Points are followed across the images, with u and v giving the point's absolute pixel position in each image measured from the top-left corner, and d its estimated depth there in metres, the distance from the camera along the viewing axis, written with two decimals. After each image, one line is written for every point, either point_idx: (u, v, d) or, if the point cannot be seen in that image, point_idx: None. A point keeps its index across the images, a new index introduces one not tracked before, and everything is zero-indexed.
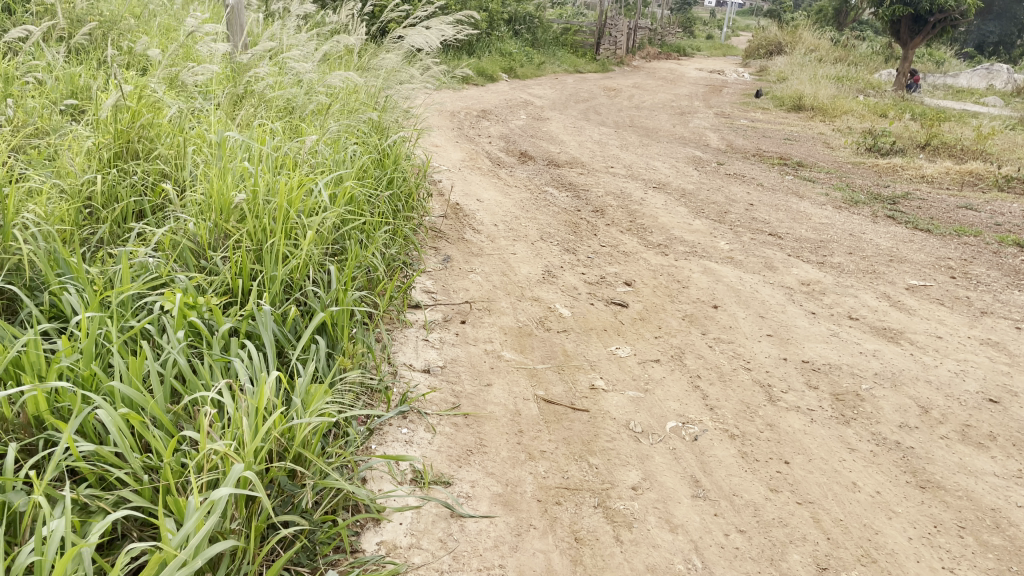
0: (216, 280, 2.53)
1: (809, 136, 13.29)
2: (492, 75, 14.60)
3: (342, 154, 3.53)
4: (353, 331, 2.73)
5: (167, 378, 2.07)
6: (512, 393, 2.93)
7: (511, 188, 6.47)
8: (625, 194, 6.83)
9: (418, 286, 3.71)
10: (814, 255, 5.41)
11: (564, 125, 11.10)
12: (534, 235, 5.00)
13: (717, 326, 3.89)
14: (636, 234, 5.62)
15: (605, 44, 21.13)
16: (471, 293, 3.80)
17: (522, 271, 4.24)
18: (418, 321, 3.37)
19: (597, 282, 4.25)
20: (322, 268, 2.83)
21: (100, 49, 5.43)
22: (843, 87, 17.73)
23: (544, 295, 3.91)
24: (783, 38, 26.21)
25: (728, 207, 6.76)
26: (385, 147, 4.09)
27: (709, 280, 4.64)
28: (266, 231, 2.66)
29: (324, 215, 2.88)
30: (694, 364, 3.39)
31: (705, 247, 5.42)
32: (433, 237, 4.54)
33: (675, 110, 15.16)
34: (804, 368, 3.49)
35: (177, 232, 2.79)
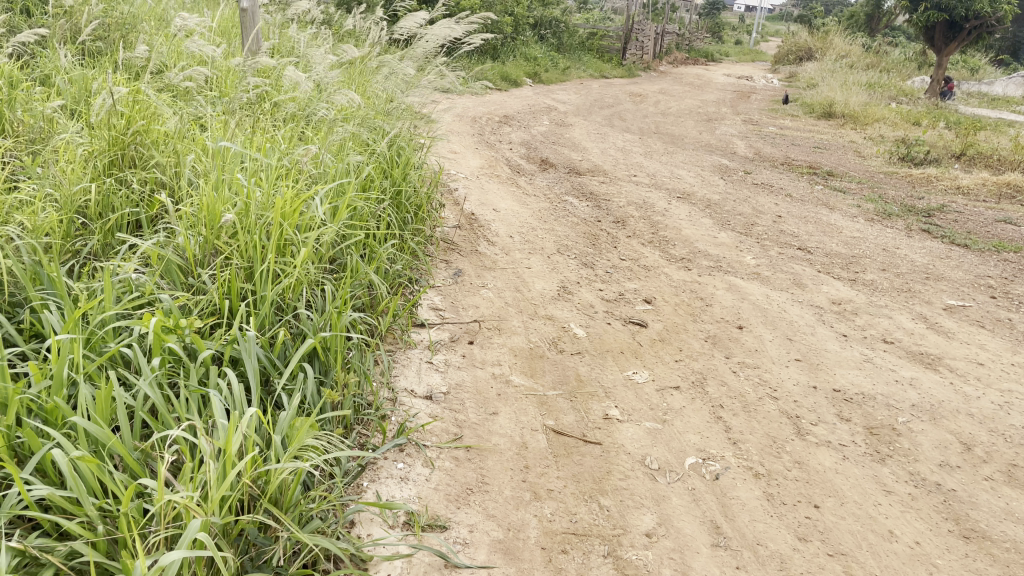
0: (201, 300, 2.35)
1: (839, 145, 12.97)
2: (516, 79, 14.43)
3: (345, 164, 3.37)
4: (348, 357, 2.55)
5: (137, 411, 1.90)
6: (519, 422, 2.73)
7: (529, 198, 6.28)
8: (648, 204, 6.62)
9: (425, 303, 3.53)
10: (845, 272, 5.16)
11: (587, 132, 10.89)
12: (551, 247, 4.80)
13: (741, 349, 3.67)
14: (658, 247, 5.41)
15: (631, 49, 20.91)
16: (481, 311, 3.61)
17: (536, 287, 4.05)
18: (423, 342, 3.18)
19: (615, 300, 4.04)
20: (317, 287, 2.66)
21: (111, 52, 5.32)
22: (875, 94, 17.35)
23: (558, 314, 3.71)
24: (814, 44, 25.80)
25: (754, 219, 6.52)
26: (394, 157, 3.92)
27: (734, 298, 4.41)
28: (257, 247, 2.49)
29: (320, 231, 2.71)
30: (717, 392, 3.17)
31: (730, 262, 5.19)
32: (445, 250, 4.35)
33: (702, 116, 14.90)
34: (835, 398, 3.26)
35: (165, 246, 2.62)
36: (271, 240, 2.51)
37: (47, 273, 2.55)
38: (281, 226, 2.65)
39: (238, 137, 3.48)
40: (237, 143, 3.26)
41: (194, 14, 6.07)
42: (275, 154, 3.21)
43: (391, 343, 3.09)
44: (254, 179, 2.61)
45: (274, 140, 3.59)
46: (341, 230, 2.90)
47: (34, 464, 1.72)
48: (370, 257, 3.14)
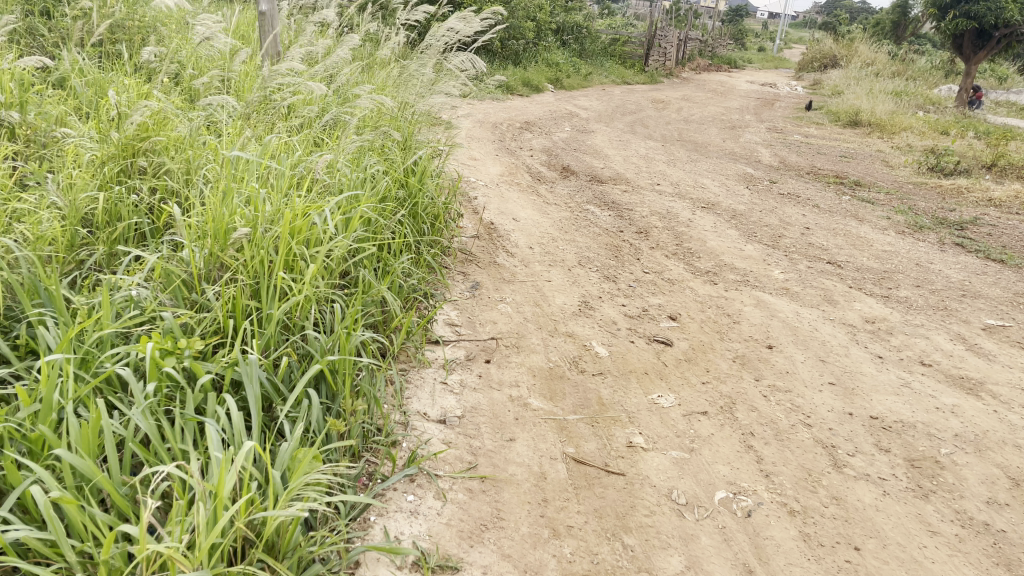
0: (204, 319, 2.22)
1: (866, 154, 12.71)
2: (537, 85, 14.30)
3: (360, 173, 3.24)
4: (357, 380, 2.42)
5: (128, 443, 1.76)
6: (538, 450, 2.57)
7: (550, 206, 6.13)
8: (671, 214, 6.45)
9: (440, 318, 3.38)
10: (878, 288, 4.97)
11: (609, 139, 10.73)
12: (572, 259, 4.64)
13: (772, 370, 3.49)
14: (683, 259, 5.24)
15: (654, 56, 20.73)
16: (499, 327, 3.46)
17: (557, 301, 3.89)
18: (437, 360, 3.04)
19: (638, 316, 3.88)
20: (326, 305, 2.53)
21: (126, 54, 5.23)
22: (903, 102, 17.05)
23: (579, 331, 3.56)
24: (839, 51, 25.47)
25: (781, 230, 6.33)
26: (410, 165, 3.79)
27: (763, 315, 4.23)
28: (264, 263, 2.36)
29: (331, 246, 2.57)
30: (747, 418, 3.00)
31: (758, 276, 5.01)
32: (462, 262, 4.21)
33: (726, 123, 14.69)
34: (872, 426, 3.08)
35: (169, 259, 2.49)
36: (279, 255, 2.38)
37: (45, 286, 2.42)
38: (290, 240, 2.51)
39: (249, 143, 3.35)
40: (248, 150, 3.13)
41: (210, 14, 5.97)
42: (288, 162, 3.08)
43: (403, 360, 2.95)
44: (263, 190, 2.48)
45: (289, 146, 3.46)
46: (354, 243, 2.77)
47: (14, 500, 1.59)
48: (382, 271, 3.01)
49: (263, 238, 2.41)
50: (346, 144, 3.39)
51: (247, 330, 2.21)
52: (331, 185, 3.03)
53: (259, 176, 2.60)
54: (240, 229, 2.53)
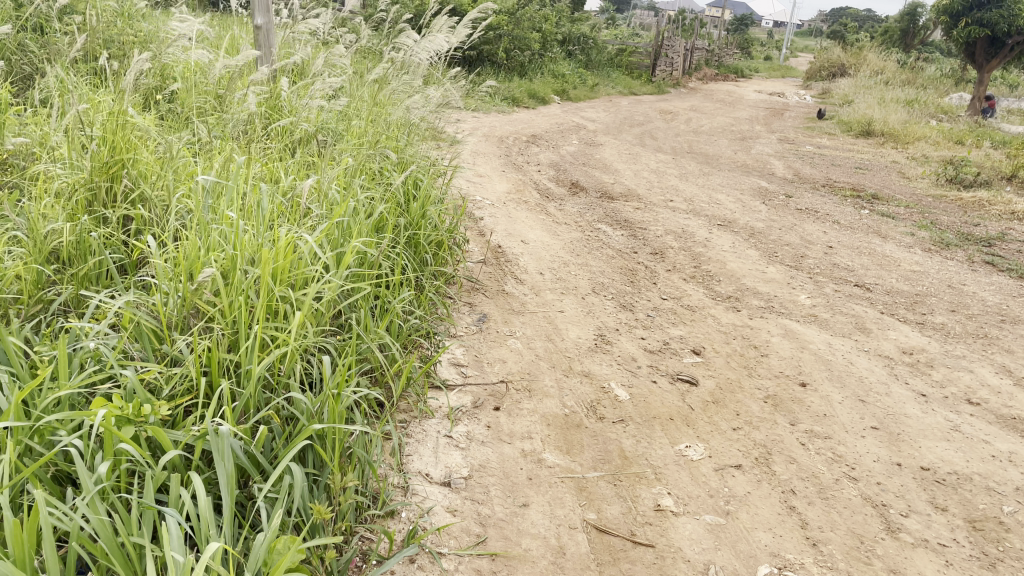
0: (172, 377, 1.92)
1: (882, 166, 12.41)
2: (543, 97, 14.04)
3: (355, 198, 2.93)
4: (350, 444, 2.12)
5: (71, 543, 1.47)
6: (555, 518, 2.27)
7: (560, 226, 5.85)
8: (687, 233, 6.15)
9: (445, 358, 3.09)
10: (911, 314, 4.66)
11: (618, 152, 10.45)
12: (585, 285, 4.35)
13: (808, 413, 3.19)
14: (702, 283, 4.94)
15: (661, 66, 20.48)
16: (509, 367, 3.17)
17: (571, 335, 3.59)
18: (441, 408, 2.74)
19: (659, 350, 3.58)
20: (315, 355, 2.22)
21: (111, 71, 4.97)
22: (916, 111, 16.72)
23: (596, 370, 3.26)
24: (847, 59, 25.17)
25: (803, 250, 6.03)
26: (410, 188, 3.49)
27: (792, 347, 3.93)
28: (242, 308, 2.05)
29: (321, 287, 2.27)
30: (785, 471, 2.70)
31: (783, 301, 4.71)
32: (468, 291, 3.93)
33: (736, 134, 14.41)
34: (924, 480, 2.78)
35: (140, 301, 2.19)
36: (260, 299, 2.07)
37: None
38: (273, 282, 2.21)
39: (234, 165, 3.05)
40: (234, 174, 2.84)
41: (201, 27, 5.72)
42: (277, 190, 2.79)
43: (403, 409, 2.65)
44: (242, 217, 2.18)
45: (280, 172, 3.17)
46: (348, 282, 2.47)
47: None
48: (381, 311, 2.71)
49: (241, 277, 2.10)
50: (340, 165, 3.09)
51: (221, 390, 1.91)
52: (324, 212, 2.73)
53: (240, 204, 2.30)
54: (217, 265, 2.23)
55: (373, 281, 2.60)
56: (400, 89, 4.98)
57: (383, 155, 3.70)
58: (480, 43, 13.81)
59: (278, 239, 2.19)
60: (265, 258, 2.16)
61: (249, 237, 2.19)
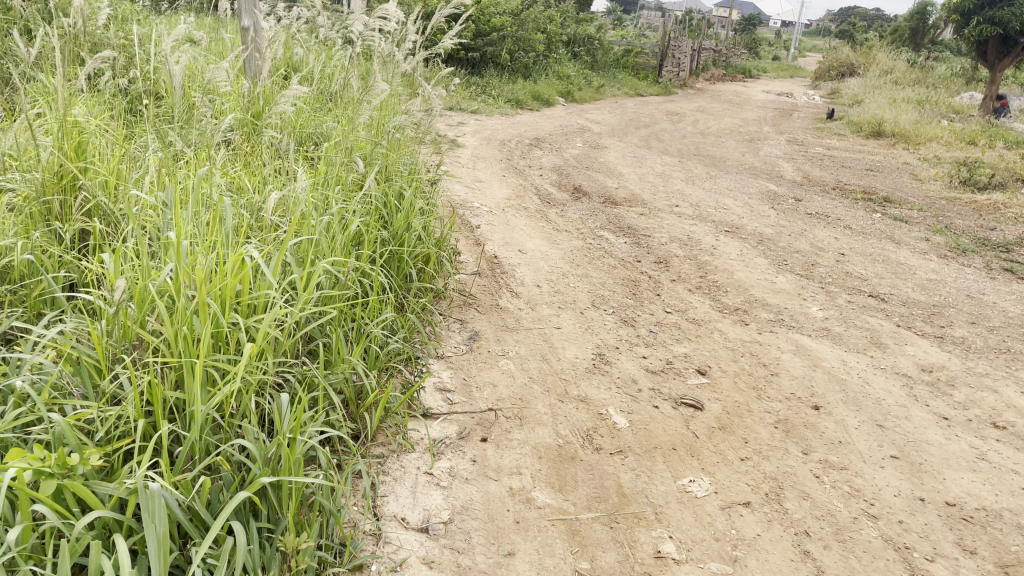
0: (106, 419, 1.71)
1: (893, 167, 12.14)
2: (548, 99, 13.81)
3: (328, 213, 2.73)
4: (310, 491, 1.91)
5: None
6: (543, 568, 2.05)
7: (560, 234, 5.63)
8: (693, 240, 5.92)
9: (429, 384, 2.87)
10: (929, 327, 4.43)
11: (623, 155, 10.22)
12: (584, 299, 4.13)
13: (822, 441, 2.96)
14: (708, 294, 4.71)
15: (668, 66, 20.23)
16: (499, 392, 2.95)
17: (567, 354, 3.37)
18: (422, 441, 2.52)
19: (662, 370, 3.35)
20: (274, 390, 2.01)
21: None
22: (926, 111, 16.44)
23: (593, 393, 3.03)
24: (856, 59, 24.88)
25: (814, 257, 5.79)
26: (392, 201, 3.28)
27: (804, 365, 3.70)
28: (187, 339, 1.84)
29: (281, 312, 2.05)
30: (798, 510, 2.48)
31: (794, 314, 4.48)
32: (459, 307, 3.71)
33: (744, 136, 14.16)
34: (950, 518, 2.55)
35: (81, 329, 1.98)
36: (207, 328, 1.86)
37: None
38: (226, 308, 1.99)
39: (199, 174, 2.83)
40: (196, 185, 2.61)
41: (186, 30, 5.52)
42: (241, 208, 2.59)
43: (378, 442, 2.44)
44: (190, 237, 1.97)
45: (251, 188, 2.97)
46: (315, 306, 2.25)
47: None
48: (356, 336, 2.50)
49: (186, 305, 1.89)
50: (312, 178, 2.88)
51: (161, 433, 1.70)
52: (292, 228, 2.52)
53: (191, 221, 2.09)
54: (164, 289, 2.02)
55: (344, 304, 2.39)
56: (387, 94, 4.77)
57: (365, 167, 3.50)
58: (483, 45, 13.59)
59: (231, 262, 1.98)
60: (215, 283, 1.95)
61: (198, 259, 1.98)
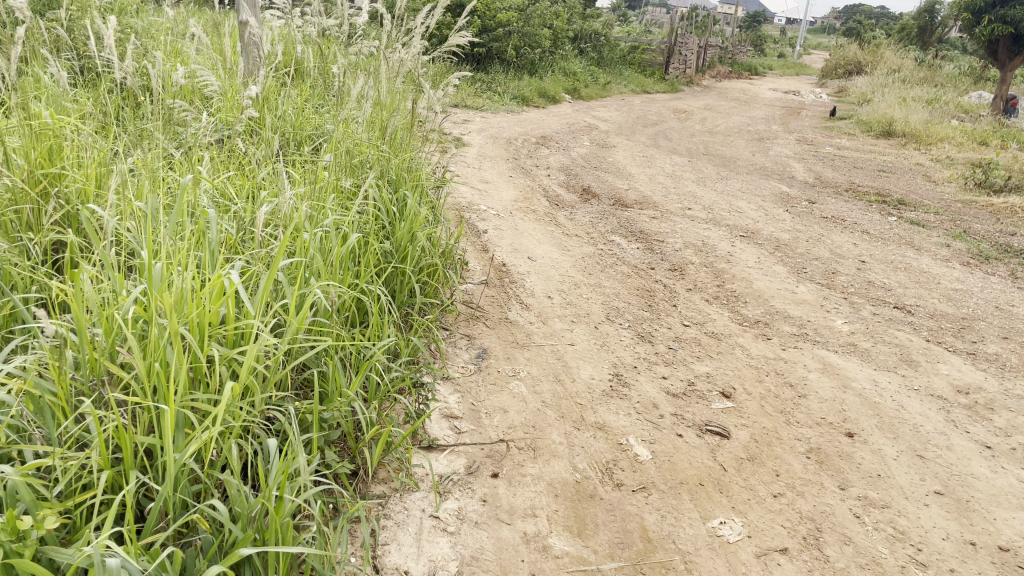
0: (64, 472, 1.49)
1: (906, 168, 11.90)
2: (554, 95, 13.57)
3: (322, 226, 2.51)
4: (302, 550, 1.69)
5: None
6: None
7: (570, 239, 5.41)
8: (707, 246, 5.70)
9: (436, 411, 2.65)
10: (961, 342, 4.20)
11: (631, 154, 9.99)
12: (598, 311, 3.91)
13: (860, 474, 2.73)
14: (727, 305, 4.49)
15: (674, 64, 19.97)
16: (510, 418, 2.72)
17: (583, 374, 3.15)
18: (427, 478, 2.29)
19: (684, 393, 3.12)
20: (261, 431, 1.79)
21: None
22: (937, 110, 16.18)
23: (612, 420, 2.80)
24: (864, 57, 24.61)
25: (834, 265, 5.57)
26: (395, 211, 3.05)
27: (833, 386, 3.47)
28: (159, 377, 1.63)
29: (268, 342, 1.83)
30: (840, 557, 2.25)
31: (818, 327, 4.26)
32: (466, 321, 3.48)
33: (753, 134, 13.92)
34: (1006, 566, 2.32)
35: (43, 361, 1.77)
36: (182, 364, 1.64)
37: None
38: (205, 340, 1.76)
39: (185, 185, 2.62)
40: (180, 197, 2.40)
41: (182, 24, 5.30)
42: (228, 223, 2.38)
43: (379, 478, 2.22)
44: (163, 259, 1.76)
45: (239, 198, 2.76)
46: (308, 333, 2.03)
47: None
48: (355, 362, 2.29)
49: (157, 336, 1.68)
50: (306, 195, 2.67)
51: (127, 488, 1.48)
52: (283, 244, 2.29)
53: (167, 240, 1.87)
54: (136, 316, 1.80)
55: (341, 328, 2.17)
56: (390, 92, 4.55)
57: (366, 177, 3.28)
58: (488, 41, 13.36)
59: (210, 287, 1.75)
60: (191, 311, 1.73)
61: (174, 282, 1.76)
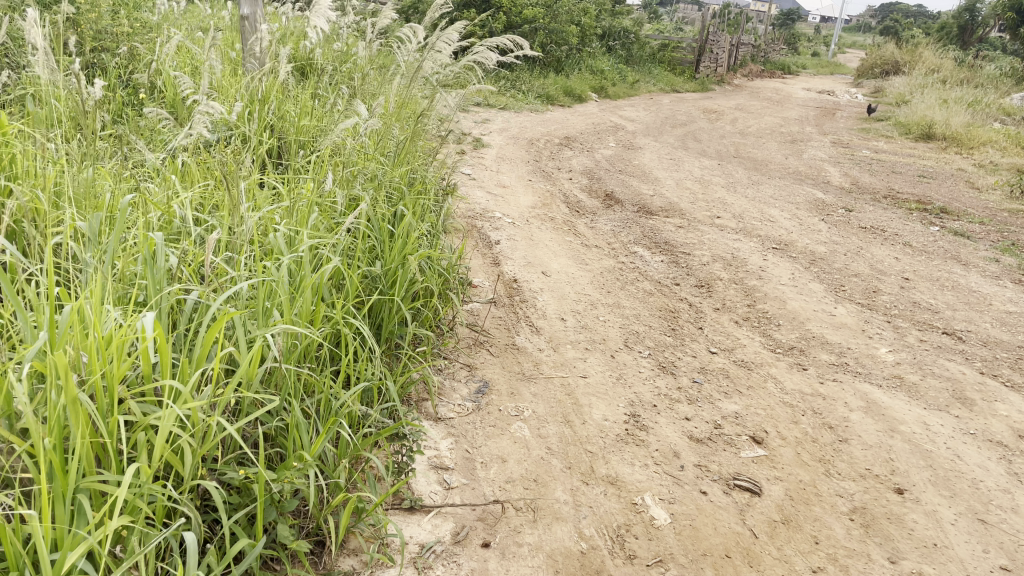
0: None
1: (947, 174, 11.37)
2: (580, 94, 13.18)
3: (293, 254, 2.21)
4: None
5: None
6: None
7: (590, 251, 5.06)
8: (738, 259, 5.32)
9: (423, 462, 2.32)
10: (1018, 375, 3.80)
11: (659, 156, 9.61)
12: (616, 335, 3.56)
13: (915, 543, 2.36)
14: (758, 329, 4.13)
15: (705, 62, 19.49)
16: (509, 469, 2.39)
17: (596, 413, 2.80)
18: (404, 549, 1.96)
19: (710, 438, 2.77)
20: (181, 516, 1.49)
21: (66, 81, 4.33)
22: (979, 112, 15.56)
23: (626, 474, 2.45)
24: (902, 56, 23.90)
25: (874, 282, 5.17)
26: (387, 232, 2.74)
27: (878, 429, 3.10)
28: (52, 453, 1.33)
29: (195, 408, 1.53)
30: None
31: (859, 356, 3.88)
32: (468, 348, 3.15)
33: (787, 136, 13.45)
34: None
35: None
36: (79, 437, 1.35)
37: None
38: (117, 403, 1.47)
39: (149, 206, 2.35)
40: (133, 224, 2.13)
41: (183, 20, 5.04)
42: (181, 253, 2.10)
43: (347, 550, 1.89)
44: (73, 304, 1.47)
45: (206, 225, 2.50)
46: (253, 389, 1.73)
47: None
48: (323, 414, 1.99)
49: (56, 398, 1.39)
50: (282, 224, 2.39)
51: None
52: (238, 278, 1.99)
53: (84, 276, 1.58)
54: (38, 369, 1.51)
55: (297, 380, 1.87)
56: (400, 97, 4.27)
57: (357, 190, 2.97)
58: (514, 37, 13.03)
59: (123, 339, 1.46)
60: (99, 369, 1.44)
61: (82, 332, 1.47)
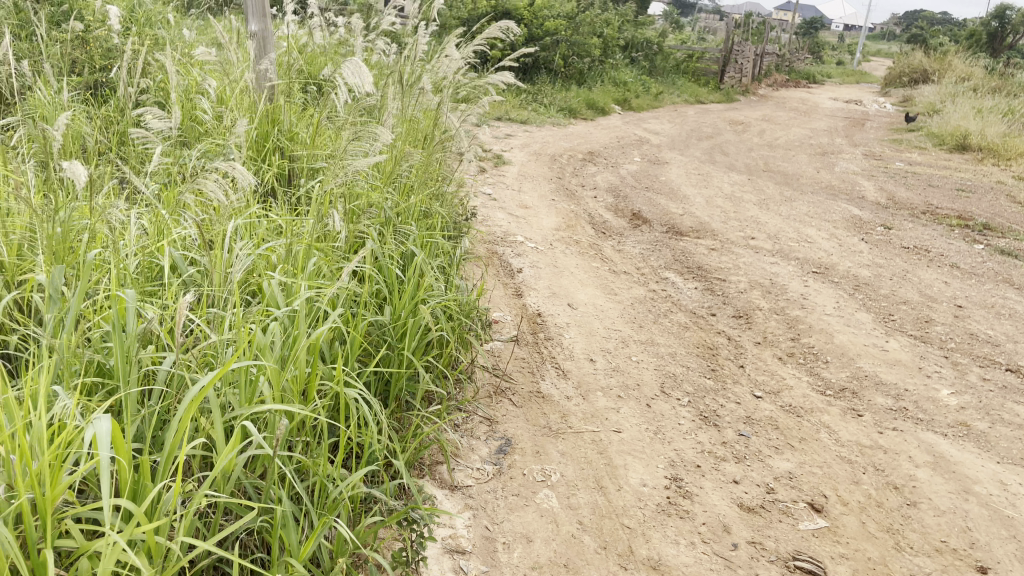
0: None
1: (986, 187, 10.93)
2: (603, 107, 12.89)
3: (287, 310, 1.90)
4: None
5: None
6: None
7: (619, 278, 4.75)
8: (777, 285, 4.98)
9: (436, 546, 2.01)
10: None
11: (686, 171, 9.28)
12: (652, 378, 3.24)
13: None
14: (805, 367, 3.79)
15: (730, 72, 19.13)
16: (535, 552, 2.07)
17: (633, 477, 2.48)
18: None
19: (763, 507, 2.43)
20: None
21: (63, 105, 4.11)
22: (1015, 121, 15.06)
23: (670, 556, 2.13)
24: (930, 64, 23.38)
25: (925, 310, 4.81)
26: (398, 277, 2.43)
27: (950, 491, 2.75)
28: None
29: (149, 529, 1.23)
30: None
31: (918, 399, 3.53)
32: (487, 398, 2.84)
33: (817, 148, 13.06)
34: None
35: None
36: None
37: None
38: (49, 528, 1.18)
39: (132, 257, 2.09)
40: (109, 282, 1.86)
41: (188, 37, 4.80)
42: (160, 313, 1.81)
43: None
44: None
45: (191, 273, 2.23)
46: (227, 490, 1.43)
47: None
48: (318, 503, 1.69)
49: None
50: (277, 276, 2.09)
51: None
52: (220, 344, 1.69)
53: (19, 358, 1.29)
54: None
55: (283, 471, 1.56)
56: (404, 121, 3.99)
57: (364, 229, 2.68)
58: (535, 50, 12.79)
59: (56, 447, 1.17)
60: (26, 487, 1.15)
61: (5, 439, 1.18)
